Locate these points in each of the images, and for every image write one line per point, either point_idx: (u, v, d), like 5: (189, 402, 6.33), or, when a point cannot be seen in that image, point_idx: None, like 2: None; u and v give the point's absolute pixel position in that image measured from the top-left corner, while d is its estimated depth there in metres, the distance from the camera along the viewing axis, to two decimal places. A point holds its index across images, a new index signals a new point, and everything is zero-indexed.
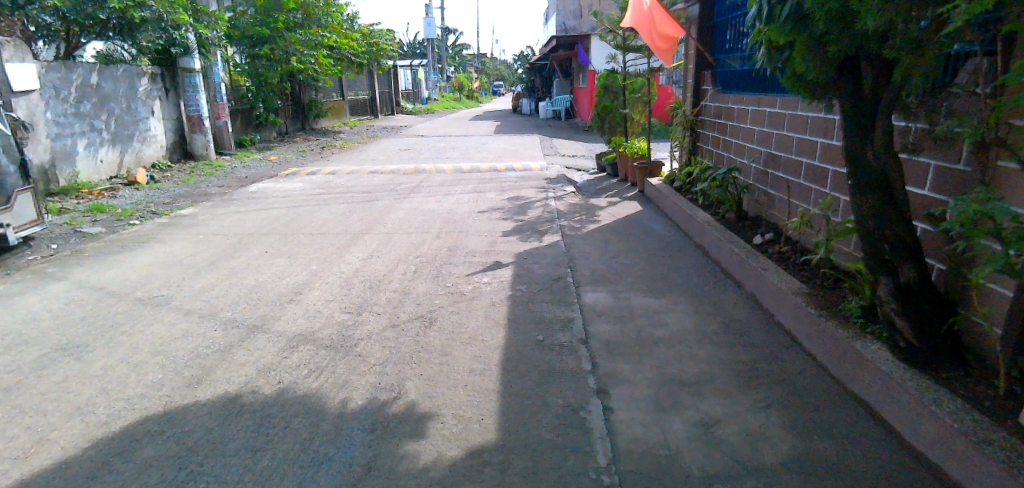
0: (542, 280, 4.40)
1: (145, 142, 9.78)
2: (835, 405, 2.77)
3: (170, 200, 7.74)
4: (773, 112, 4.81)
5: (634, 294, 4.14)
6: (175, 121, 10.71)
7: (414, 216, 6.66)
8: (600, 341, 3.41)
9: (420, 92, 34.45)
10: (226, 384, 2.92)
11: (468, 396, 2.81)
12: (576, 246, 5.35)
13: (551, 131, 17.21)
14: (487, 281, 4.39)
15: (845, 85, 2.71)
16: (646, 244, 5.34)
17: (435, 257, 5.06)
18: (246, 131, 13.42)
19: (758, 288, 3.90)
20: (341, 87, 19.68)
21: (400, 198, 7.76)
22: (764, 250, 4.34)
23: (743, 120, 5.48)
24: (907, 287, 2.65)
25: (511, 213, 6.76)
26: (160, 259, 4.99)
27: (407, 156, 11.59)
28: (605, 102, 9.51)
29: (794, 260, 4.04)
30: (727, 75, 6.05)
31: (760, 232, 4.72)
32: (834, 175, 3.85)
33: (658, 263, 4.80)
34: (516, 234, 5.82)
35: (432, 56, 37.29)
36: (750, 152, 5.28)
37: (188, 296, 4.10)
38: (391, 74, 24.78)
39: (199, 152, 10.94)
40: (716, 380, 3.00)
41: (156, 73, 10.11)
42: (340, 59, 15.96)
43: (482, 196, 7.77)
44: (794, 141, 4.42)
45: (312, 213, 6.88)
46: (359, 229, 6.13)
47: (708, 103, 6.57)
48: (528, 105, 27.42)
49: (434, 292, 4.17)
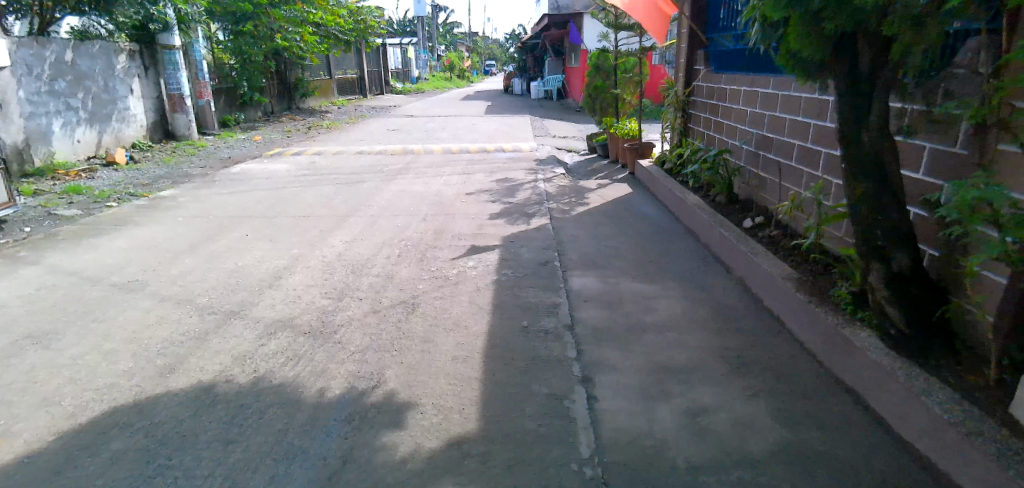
0: (528, 265, 4.32)
1: (124, 122, 9.58)
2: (824, 392, 2.71)
3: (150, 181, 7.59)
4: (766, 93, 4.72)
5: (623, 279, 4.06)
6: (156, 100, 10.50)
7: (401, 199, 6.54)
8: (586, 327, 3.33)
9: (410, 71, 34.04)
10: (200, 373, 2.84)
11: (450, 385, 2.73)
12: (565, 229, 5.26)
13: (542, 112, 17.02)
14: (472, 265, 4.31)
15: (842, 65, 2.58)
16: (636, 228, 5.26)
17: (421, 241, 4.95)
18: (230, 110, 13.18)
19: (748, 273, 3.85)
20: (329, 66, 19.37)
21: (387, 180, 7.63)
22: (753, 233, 4.25)
23: (735, 101, 5.39)
24: (899, 275, 2.56)
25: (500, 195, 6.67)
26: (138, 244, 4.87)
27: (396, 137, 11.41)
28: (597, 83, 9.39)
29: (782, 242, 3.95)
30: (719, 53, 5.96)
31: (749, 215, 4.63)
32: (827, 158, 3.78)
33: (646, 247, 4.72)
34: (504, 217, 5.72)
35: (422, 34, 36.69)
36: (741, 133, 5.21)
37: (164, 281, 4.04)
38: (382, 52, 24.44)
39: (181, 132, 10.74)
40: (705, 366, 2.94)
41: (134, 50, 9.87)
42: (327, 37, 15.67)
43: (470, 178, 7.65)
44: (786, 122, 4.34)
45: (297, 195, 6.74)
46: (345, 211, 6.02)
47: (700, 84, 6.47)
48: (520, 85, 27.04)
49: (418, 277, 4.09)
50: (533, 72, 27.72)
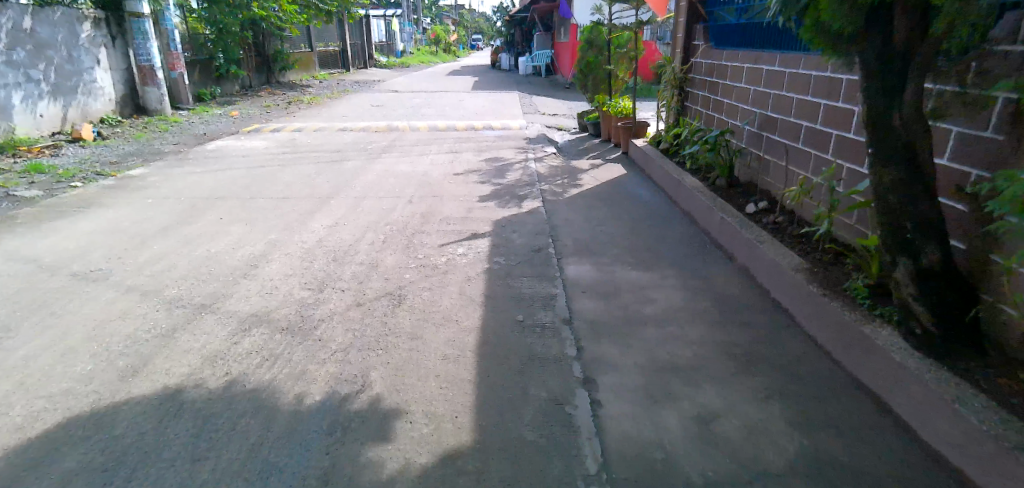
0: (521, 251, 4.09)
1: (91, 95, 9.22)
2: (843, 391, 2.52)
3: (119, 159, 7.38)
4: (771, 71, 4.49)
5: (621, 267, 3.84)
6: (125, 72, 10.12)
7: (385, 179, 6.28)
8: (584, 320, 3.11)
9: (395, 45, 33.35)
10: (165, 377, 2.59)
11: (441, 388, 2.51)
12: (558, 213, 5.03)
13: (531, 88, 16.69)
14: (462, 253, 4.07)
15: (873, 37, 2.32)
16: (632, 211, 5.05)
17: (407, 225, 4.72)
18: (206, 84, 12.74)
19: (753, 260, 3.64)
20: (310, 38, 18.79)
21: (371, 158, 7.34)
22: (756, 218, 4.03)
23: (737, 79, 5.16)
24: (929, 271, 2.35)
25: (489, 175, 6.42)
26: (102, 228, 4.79)
27: (379, 113, 11.06)
28: (589, 58, 9.11)
29: (787, 228, 3.73)
30: (720, 29, 5.72)
31: (752, 199, 4.41)
32: (837, 141, 3.55)
33: (644, 232, 4.51)
34: (493, 199, 5.49)
35: (406, 6, 35.85)
36: (743, 113, 4.99)
37: (129, 270, 3.93)
38: (365, 24, 23.79)
39: (153, 106, 10.33)
40: (713, 361, 2.73)
41: (100, 19, 9.46)
42: (307, 8, 15.13)
43: (457, 157, 7.39)
44: (794, 102, 4.11)
45: (276, 175, 6.49)
46: (326, 192, 5.76)
47: (699, 61, 6.22)
48: (507, 60, 26.55)
49: (404, 266, 3.86)
50: (520, 47, 27.25)
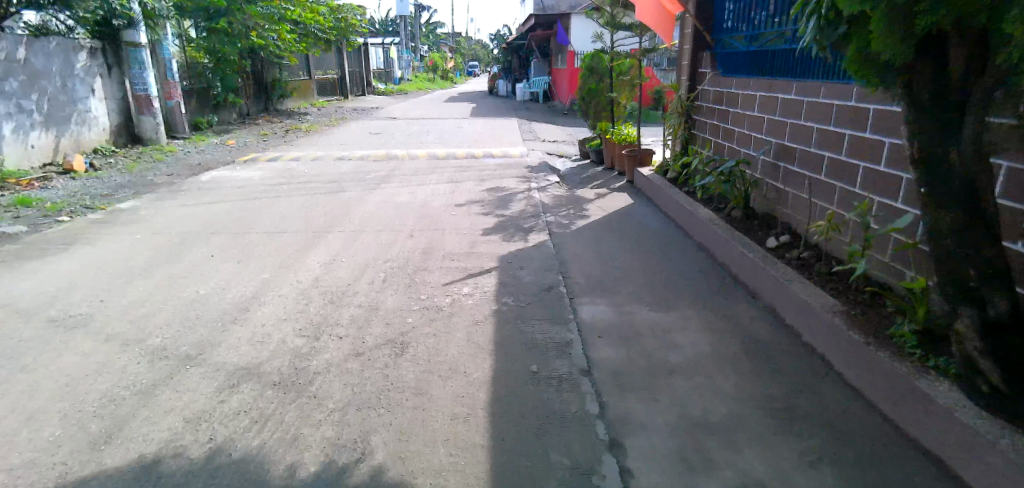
0: (530, 290, 3.86)
1: (84, 125, 9.04)
2: (899, 453, 2.26)
3: (110, 191, 7.21)
4: (786, 99, 4.31)
5: (638, 307, 3.60)
6: (120, 102, 9.95)
7: (384, 210, 6.07)
8: (605, 369, 2.85)
9: (393, 72, 33.47)
10: (140, 444, 2.38)
11: (451, 456, 2.26)
12: (566, 246, 4.81)
13: (530, 115, 16.61)
14: (468, 292, 3.84)
15: (924, 65, 2.06)
16: (642, 244, 4.83)
17: (409, 261, 4.49)
18: (202, 113, 12.59)
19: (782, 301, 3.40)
20: (309, 65, 18.74)
21: (370, 188, 7.12)
22: (778, 253, 3.79)
23: (749, 107, 4.98)
24: (997, 324, 2.09)
25: (493, 206, 6.21)
26: (89, 266, 4.64)
27: (378, 140, 10.90)
28: (591, 85, 8.99)
29: (813, 264, 3.48)
30: (728, 57, 5.56)
31: (772, 233, 4.18)
32: (866, 172, 3.31)
33: (658, 268, 4.28)
34: (498, 232, 5.27)
35: (403, 34, 36.06)
36: (757, 142, 4.80)
37: (111, 315, 3.75)
38: (364, 52, 23.78)
39: (147, 135, 10.16)
40: (751, 418, 2.48)
41: (95, 48, 9.29)
42: (306, 36, 15.05)
43: (459, 186, 7.19)
44: (813, 132, 3.90)
45: (271, 208, 6.29)
46: (323, 226, 5.54)
47: (707, 88, 6.06)
48: (504, 87, 26.60)
49: (405, 308, 3.62)
50: (518, 74, 27.35)
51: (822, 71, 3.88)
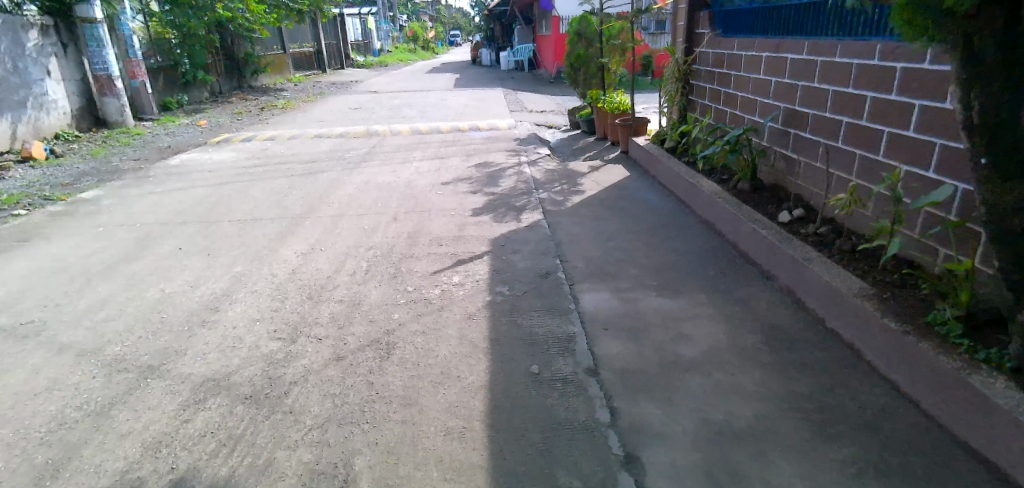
0: (525, 277, 3.57)
1: (42, 108, 8.56)
2: (952, 460, 2.01)
3: (71, 180, 6.87)
4: (796, 61, 4.00)
5: (644, 293, 3.32)
6: (80, 83, 9.45)
7: (365, 191, 5.75)
8: (613, 367, 2.58)
9: (372, 44, 32.58)
10: (93, 476, 2.23)
11: (447, 482, 2.00)
12: (561, 227, 4.51)
13: (516, 84, 16.14)
14: (458, 282, 3.55)
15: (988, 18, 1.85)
16: (642, 222, 4.56)
17: (393, 248, 4.18)
18: (172, 92, 12.08)
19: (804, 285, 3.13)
20: (283, 40, 18.09)
21: (350, 167, 6.77)
22: (793, 229, 3.51)
23: (753, 70, 4.68)
24: None
25: (481, 184, 5.89)
26: (44, 267, 4.43)
27: (358, 116, 10.49)
28: (579, 51, 8.60)
29: (833, 240, 3.21)
30: (729, 17, 5.22)
31: (785, 207, 3.91)
32: (892, 140, 3.03)
33: (661, 247, 4.01)
34: (488, 212, 4.97)
35: (381, 4, 35.00)
36: (763, 108, 4.50)
37: (67, 321, 3.59)
38: (340, 23, 23.00)
39: (113, 117, 9.71)
40: (780, 420, 2.21)
41: (48, 26, 8.75)
42: (276, 7, 14.43)
43: (444, 163, 6.85)
44: (829, 95, 3.60)
45: (244, 193, 5.95)
46: (300, 210, 5.21)
47: (705, 51, 5.72)
48: (488, 56, 25.94)
49: (391, 302, 3.33)
50: (501, 42, 26.67)
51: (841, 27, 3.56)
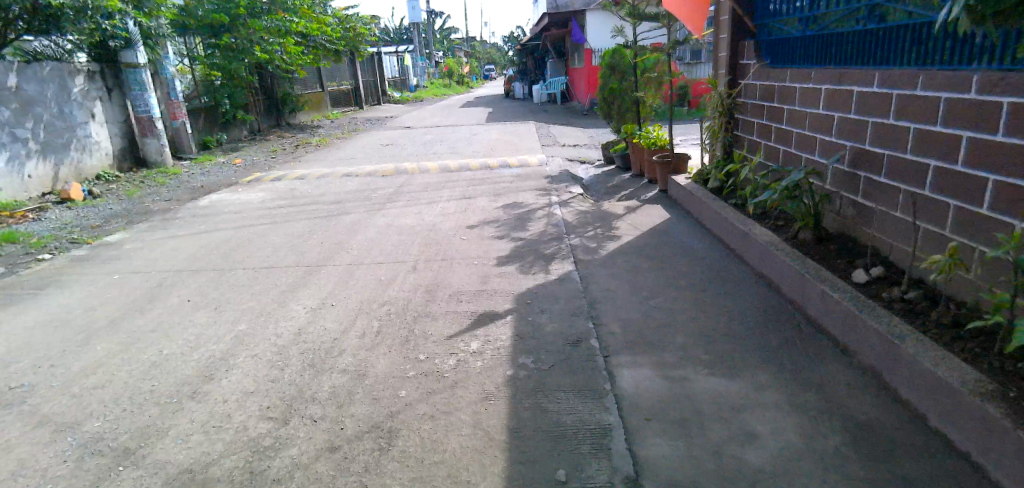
0: (553, 345, 3.15)
1: (86, 151, 8.60)
2: None
3: (101, 222, 6.65)
4: (864, 93, 3.61)
5: (690, 370, 2.88)
6: (123, 125, 9.50)
7: (387, 235, 5.42)
8: (659, 480, 2.16)
9: (409, 79, 32.99)
10: None
11: None
12: (596, 280, 4.07)
13: (549, 117, 15.87)
14: (476, 349, 3.14)
15: None
16: (685, 274, 4.09)
17: (409, 303, 3.80)
18: (211, 131, 12.17)
19: (893, 369, 2.64)
20: (321, 77, 18.25)
21: (374, 209, 6.46)
22: (873, 292, 3.15)
23: (809, 103, 4.26)
24: None
25: (509, 227, 5.50)
26: (55, 318, 4.04)
27: (389, 153, 10.30)
28: (612, 84, 8.23)
29: (926, 310, 2.89)
30: (779, 45, 4.80)
31: (859, 262, 3.48)
32: (1002, 189, 2.64)
33: (709, 308, 3.54)
34: (515, 260, 4.57)
35: (418, 41, 35.59)
36: (823, 145, 4.10)
37: (57, 386, 3.10)
38: (375, 60, 23.17)
39: (153, 157, 9.79)
40: None
41: (94, 70, 8.86)
42: (315, 48, 14.63)
43: (472, 203, 6.50)
44: (910, 134, 3.21)
45: (264, 236, 5.67)
46: (316, 257, 4.90)
47: (750, 82, 5.28)
48: (521, 89, 25.89)
49: (398, 375, 2.91)
50: (534, 75, 26.65)
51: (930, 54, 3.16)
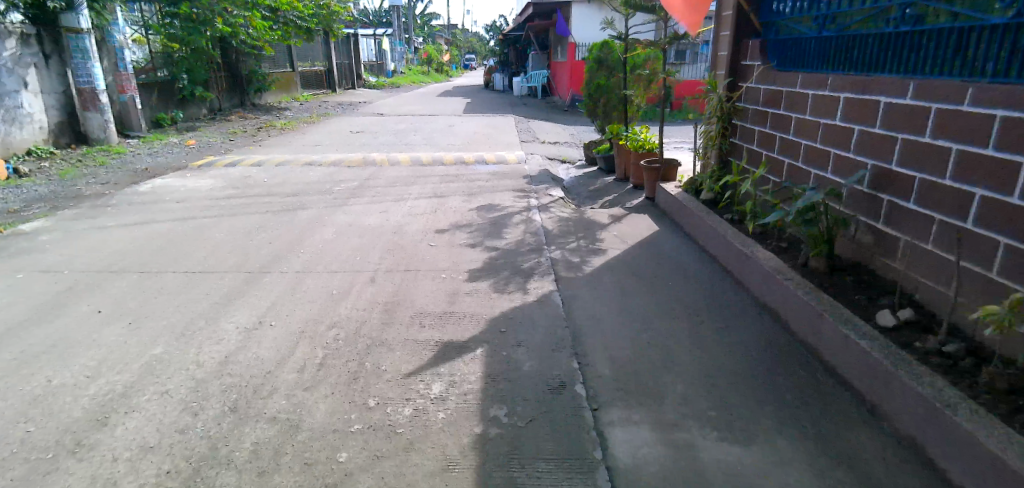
0: (530, 391, 2.64)
1: (14, 122, 7.76)
2: None
3: (21, 206, 5.91)
4: (891, 105, 3.16)
5: (696, 434, 2.40)
6: (61, 96, 8.66)
7: (346, 237, 4.83)
8: None
9: (386, 64, 32.12)
10: None
11: None
12: (580, 304, 3.56)
13: (528, 111, 15.34)
14: (438, 394, 2.61)
15: None
16: (682, 301, 3.61)
17: (362, 325, 3.23)
18: (167, 108, 11.34)
19: (941, 446, 2.20)
20: (292, 57, 17.38)
21: (335, 204, 5.85)
22: (904, 341, 2.70)
23: (822, 113, 3.79)
24: None
25: (482, 234, 4.96)
26: None
27: (357, 141, 9.65)
28: (600, 80, 7.71)
29: (971, 367, 2.48)
30: (788, 46, 4.31)
31: (883, 300, 3.04)
32: None
33: (712, 347, 3.06)
34: (489, 274, 4.03)
35: (396, 26, 34.66)
36: (836, 162, 3.64)
37: None
38: (351, 43, 22.35)
39: (96, 134, 8.89)
40: None
41: (29, 34, 8.01)
42: (285, 25, 13.82)
43: (442, 203, 5.93)
44: (950, 156, 2.79)
45: (206, 231, 5.02)
46: (262, 259, 4.29)
47: (753, 87, 4.79)
48: (500, 81, 25.33)
49: (340, 429, 2.37)
50: (515, 67, 26.10)
51: (985, 63, 2.75)
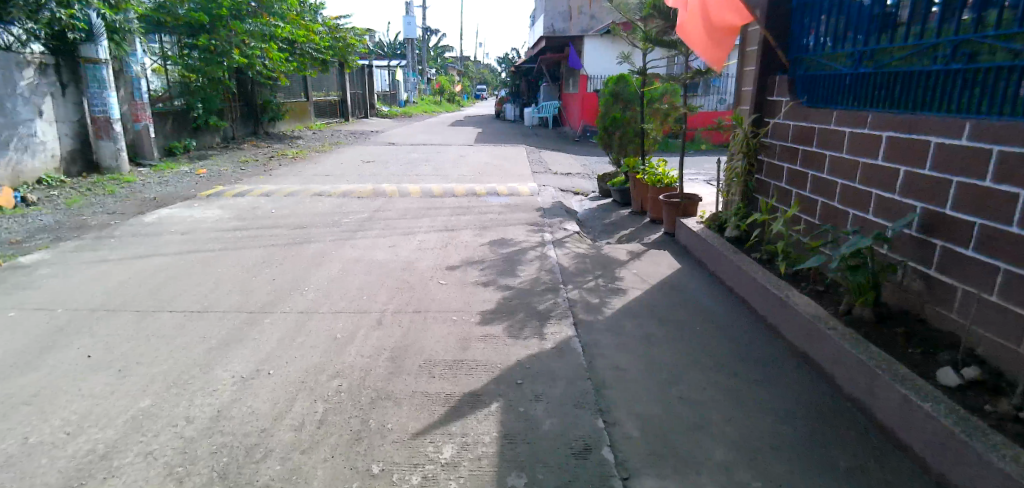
0: (553, 456, 2.40)
1: (27, 150, 7.68)
2: None
3: (23, 236, 5.75)
4: (946, 146, 2.94)
5: None
6: (76, 125, 8.60)
7: (354, 273, 4.62)
8: None
9: (398, 94, 32.36)
10: None
11: None
12: (602, 352, 3.31)
13: (540, 141, 15.24)
14: (450, 459, 2.37)
15: None
16: (712, 349, 3.36)
17: (369, 374, 3.00)
18: (178, 137, 11.30)
19: None
20: (306, 86, 17.44)
21: (343, 237, 5.65)
22: (971, 403, 2.47)
23: (861, 151, 3.57)
24: None
25: (496, 270, 4.73)
26: None
27: (368, 171, 9.52)
28: (616, 113, 7.54)
29: None
30: (818, 81, 4.10)
31: (940, 355, 2.81)
32: None
33: (749, 403, 2.81)
34: (503, 315, 3.80)
35: (410, 57, 35.02)
36: (878, 203, 3.40)
37: None
38: (365, 73, 22.50)
39: (107, 162, 8.80)
40: None
41: (48, 64, 7.99)
42: (301, 56, 13.86)
43: (454, 237, 5.72)
44: (1021, 203, 2.56)
45: (210, 265, 4.83)
46: (265, 297, 4.08)
47: (779, 122, 4.58)
48: (511, 111, 25.38)
49: None
50: (526, 98, 26.19)
51: None
